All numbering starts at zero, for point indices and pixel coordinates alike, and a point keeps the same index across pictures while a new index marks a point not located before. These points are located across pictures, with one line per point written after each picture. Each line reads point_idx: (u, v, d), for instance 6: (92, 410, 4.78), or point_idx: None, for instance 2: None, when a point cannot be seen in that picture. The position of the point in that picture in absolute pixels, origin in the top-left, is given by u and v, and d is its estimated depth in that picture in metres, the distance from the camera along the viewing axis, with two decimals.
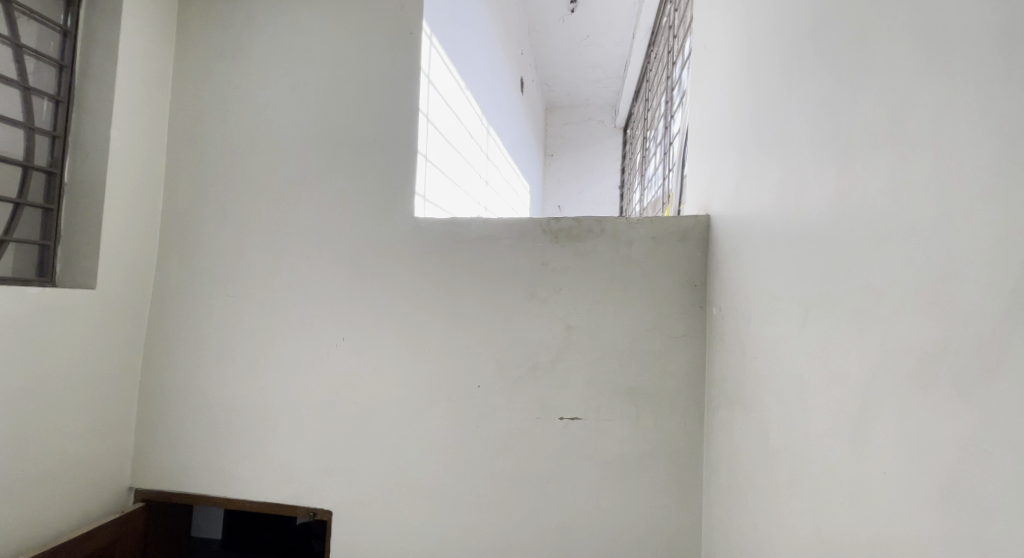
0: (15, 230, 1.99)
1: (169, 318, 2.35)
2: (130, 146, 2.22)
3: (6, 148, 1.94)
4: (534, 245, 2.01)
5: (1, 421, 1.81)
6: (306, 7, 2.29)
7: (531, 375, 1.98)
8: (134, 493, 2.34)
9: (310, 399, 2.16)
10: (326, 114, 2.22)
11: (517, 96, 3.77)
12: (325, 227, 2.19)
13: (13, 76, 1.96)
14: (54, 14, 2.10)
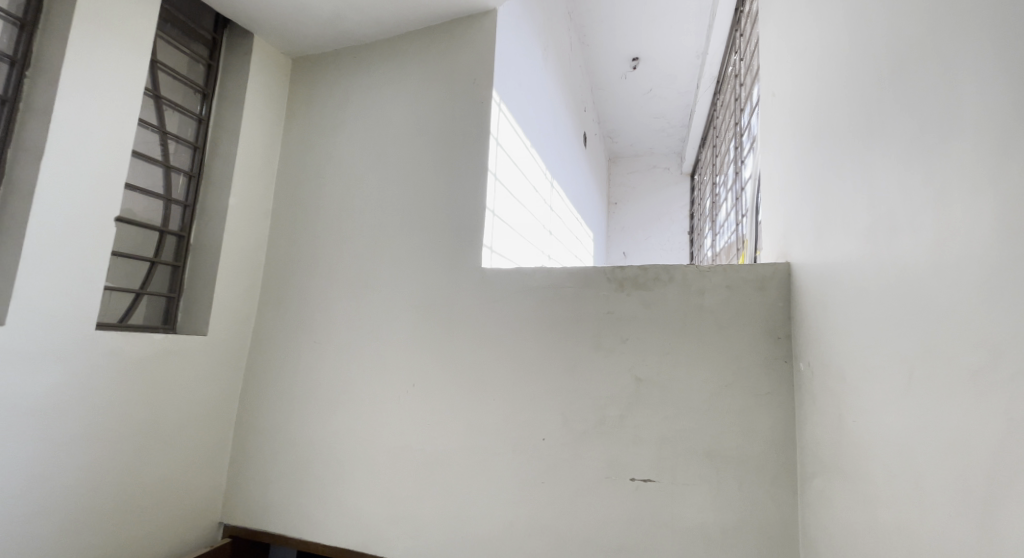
0: (149, 284, 2.26)
1: (259, 365, 2.48)
2: (244, 208, 2.46)
3: (146, 217, 2.24)
4: (598, 294, 1.98)
5: (115, 460, 1.98)
6: (386, 80, 2.49)
7: (601, 430, 1.90)
8: (224, 528, 2.39)
9: (381, 449, 2.18)
10: (401, 175, 2.36)
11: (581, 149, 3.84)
12: (399, 281, 2.28)
13: (157, 156, 2.28)
14: (193, 105, 2.44)
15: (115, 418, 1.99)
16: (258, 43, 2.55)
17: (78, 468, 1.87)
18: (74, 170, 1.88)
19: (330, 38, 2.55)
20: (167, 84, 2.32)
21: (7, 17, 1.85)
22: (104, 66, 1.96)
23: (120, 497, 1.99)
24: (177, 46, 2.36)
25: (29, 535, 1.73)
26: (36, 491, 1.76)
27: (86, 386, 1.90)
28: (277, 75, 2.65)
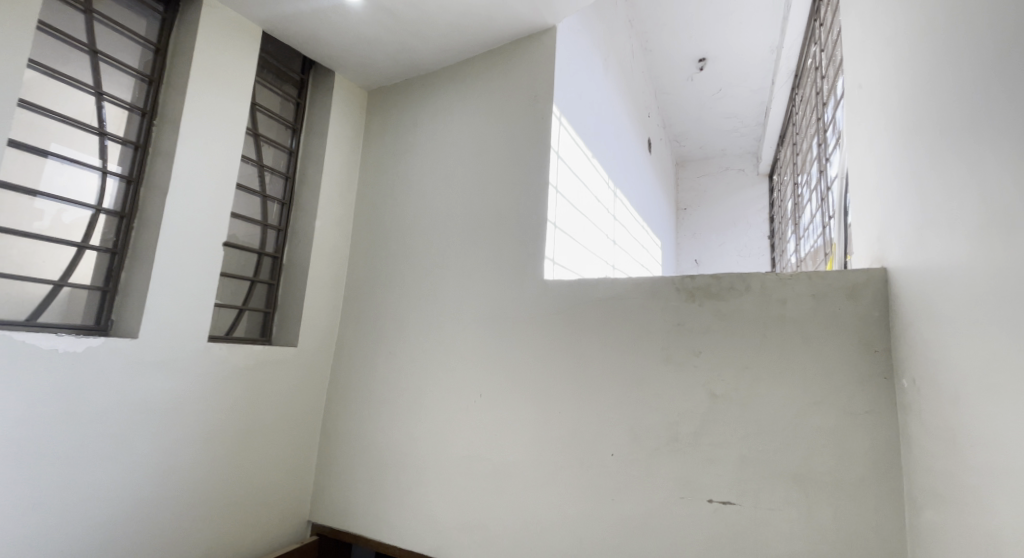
0: (249, 301, 2.41)
1: (341, 374, 2.55)
2: (329, 227, 2.57)
3: (245, 240, 2.40)
4: (667, 304, 1.89)
5: (219, 465, 2.10)
6: (450, 99, 2.53)
7: (671, 447, 1.80)
8: (312, 526, 2.44)
9: (451, 460, 2.17)
10: (465, 190, 2.39)
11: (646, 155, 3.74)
12: (467, 295, 2.29)
13: (255, 186, 2.45)
14: (284, 138, 2.60)
15: (217, 426, 2.11)
16: (339, 80, 2.67)
17: (187, 474, 2.00)
18: (187, 199, 2.04)
19: (402, 69, 2.62)
20: (265, 123, 2.51)
21: (136, 74, 2.06)
22: (210, 108, 2.12)
23: (221, 501, 2.09)
24: (269, 87, 2.52)
25: (148, 534, 1.88)
26: (153, 493, 1.91)
27: (194, 396, 2.04)
28: (354, 108, 2.76)
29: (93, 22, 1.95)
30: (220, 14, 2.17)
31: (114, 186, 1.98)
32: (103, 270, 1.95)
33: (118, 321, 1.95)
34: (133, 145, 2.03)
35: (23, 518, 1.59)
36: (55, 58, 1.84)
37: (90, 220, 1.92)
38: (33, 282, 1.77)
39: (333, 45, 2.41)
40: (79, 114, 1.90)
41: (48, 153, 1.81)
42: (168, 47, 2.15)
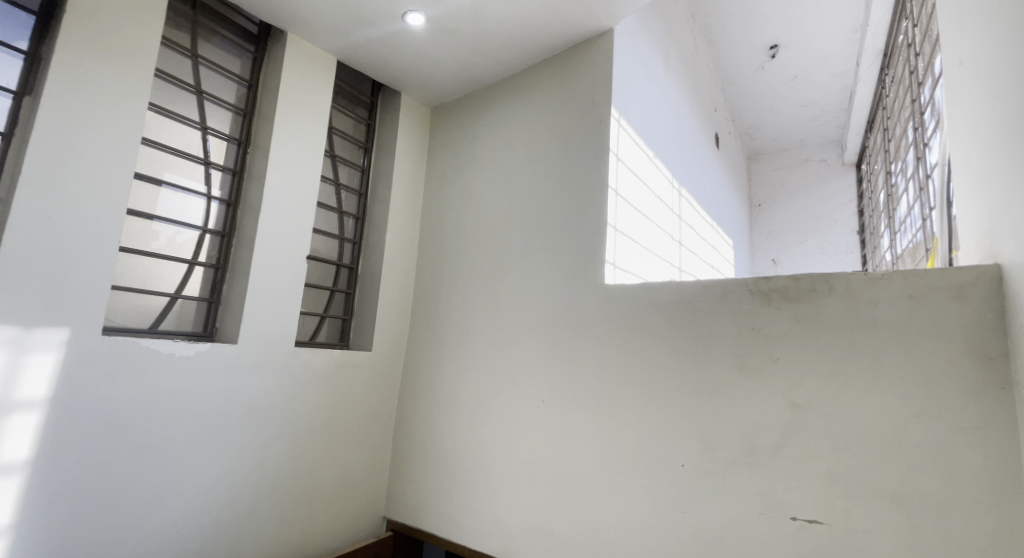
0: (330, 309, 2.50)
1: (412, 377, 2.57)
2: (397, 236, 2.64)
3: (324, 252, 2.50)
4: (740, 308, 1.78)
5: (303, 467, 2.16)
6: (508, 105, 2.53)
7: (747, 459, 1.68)
8: (387, 523, 2.46)
9: (518, 464, 2.14)
10: (524, 196, 2.37)
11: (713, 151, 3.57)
12: (529, 300, 2.26)
13: (332, 203, 2.54)
14: (357, 157, 2.69)
15: (301, 430, 2.17)
16: (405, 100, 2.74)
17: (275, 473, 2.08)
18: (277, 216, 2.08)
19: (464, 85, 2.62)
20: (341, 144, 2.61)
21: (233, 108, 2.13)
22: (297, 135, 2.17)
23: (303, 498, 2.15)
24: (343, 111, 2.61)
25: (241, 529, 1.97)
26: (246, 488, 1.99)
27: (281, 399, 2.11)
28: (418, 125, 2.80)
29: (199, 65, 2.05)
30: (303, 48, 2.22)
31: (216, 209, 2.07)
32: (208, 284, 2.05)
33: (223, 326, 2.03)
34: (232, 171, 2.12)
35: (140, 508, 1.74)
36: (167, 98, 1.96)
37: (197, 240, 2.02)
38: (154, 295, 1.89)
39: (402, 67, 2.43)
40: (186, 146, 2.00)
41: (163, 182, 1.92)
42: (260, 82, 2.21)
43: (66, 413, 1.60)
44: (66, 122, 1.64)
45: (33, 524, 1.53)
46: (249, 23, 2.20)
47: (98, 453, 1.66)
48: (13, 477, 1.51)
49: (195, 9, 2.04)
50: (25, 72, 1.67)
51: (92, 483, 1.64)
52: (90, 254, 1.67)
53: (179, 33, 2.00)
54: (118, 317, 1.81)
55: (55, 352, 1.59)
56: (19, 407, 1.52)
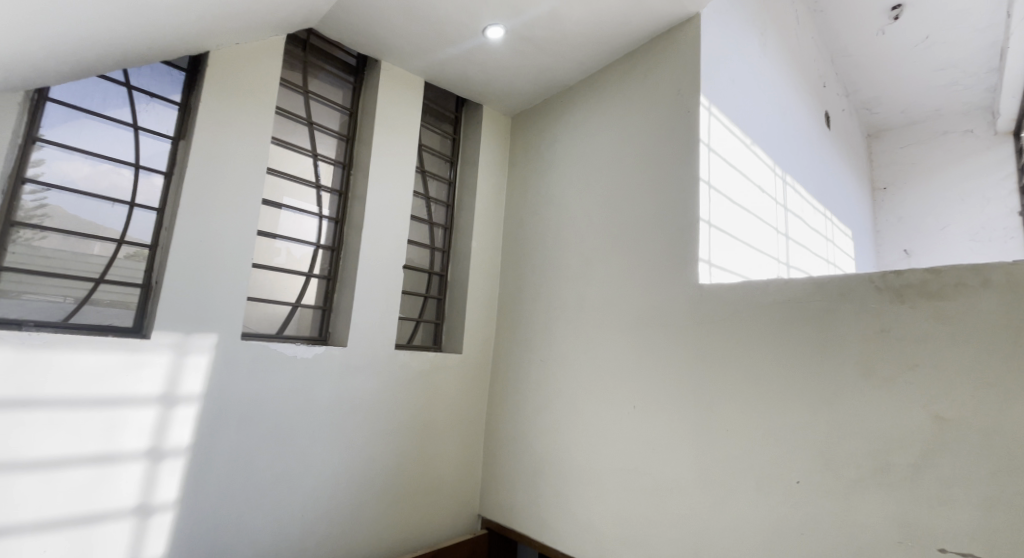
0: (424, 313, 2.63)
1: (500, 381, 2.61)
2: (483, 242, 2.71)
3: (417, 261, 2.63)
4: (864, 308, 1.58)
5: (408, 465, 2.28)
6: (590, 105, 2.48)
7: (877, 479, 1.49)
8: (482, 520, 2.52)
9: (609, 470, 2.09)
10: (609, 196, 2.30)
11: (824, 132, 3.21)
12: (617, 302, 2.20)
13: (424, 215, 2.67)
14: (444, 170, 2.80)
15: (403, 426, 2.28)
16: (485, 112, 2.81)
17: (382, 466, 2.19)
18: (376, 229, 2.23)
19: (544, 90, 2.63)
20: (429, 159, 2.74)
21: (337, 135, 2.29)
22: (390, 154, 2.30)
23: (406, 491, 2.26)
24: (430, 128, 2.74)
25: (360, 520, 2.11)
26: (362, 482, 2.13)
27: (385, 396, 2.22)
28: (498, 134, 2.85)
29: (309, 100, 2.22)
30: (393, 73, 2.36)
31: (326, 227, 2.23)
32: (321, 294, 2.20)
33: (335, 332, 2.17)
34: (338, 192, 2.27)
35: (275, 496, 1.90)
36: (284, 131, 2.14)
37: (311, 255, 2.18)
38: (278, 305, 2.07)
39: (486, 79, 2.49)
40: (300, 171, 2.17)
41: (283, 206, 2.11)
42: (360, 109, 2.35)
43: (215, 407, 1.79)
44: (208, 152, 1.82)
45: (191, 506, 1.72)
46: (347, 56, 2.37)
47: (240, 446, 1.84)
48: (178, 462, 1.71)
49: (305, 49, 2.21)
50: (178, 120, 1.86)
51: (236, 472, 1.82)
52: (232, 265, 1.85)
53: (292, 72, 2.18)
54: (251, 323, 2.01)
55: (207, 352, 1.78)
56: (181, 401, 1.72)
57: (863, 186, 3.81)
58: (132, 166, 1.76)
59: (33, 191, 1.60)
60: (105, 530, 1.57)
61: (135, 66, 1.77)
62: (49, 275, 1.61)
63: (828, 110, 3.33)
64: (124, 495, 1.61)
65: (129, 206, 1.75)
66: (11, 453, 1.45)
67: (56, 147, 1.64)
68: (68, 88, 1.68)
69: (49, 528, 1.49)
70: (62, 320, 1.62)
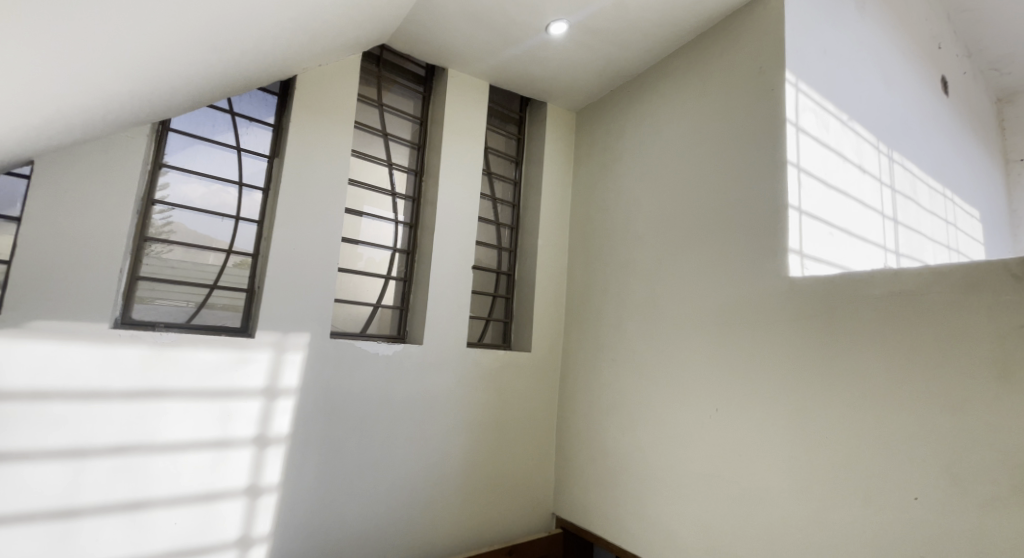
0: (493, 312, 2.68)
1: (571, 380, 2.59)
2: (551, 241, 2.70)
3: (486, 261, 2.67)
4: (994, 301, 1.36)
5: (483, 461, 2.34)
6: (662, 93, 2.37)
7: (1013, 499, 1.29)
8: (557, 519, 2.52)
9: (690, 475, 1.99)
10: (685, 187, 2.19)
11: (941, 101, 2.80)
12: (696, 299, 2.08)
13: (491, 216, 2.71)
14: (508, 171, 2.82)
15: (478, 423, 2.34)
16: (550, 109, 2.79)
17: (458, 461, 2.27)
18: (447, 231, 2.31)
19: (610, 82, 2.56)
20: (495, 161, 2.77)
21: (409, 144, 2.41)
22: (458, 159, 2.37)
23: (482, 484, 2.33)
24: (495, 130, 2.77)
25: (440, 511, 2.21)
26: (442, 474, 2.23)
27: (461, 393, 2.30)
28: (564, 130, 2.82)
29: (384, 112, 2.35)
30: (459, 79, 2.43)
31: (402, 232, 2.35)
32: (399, 295, 2.33)
33: (412, 331, 2.29)
34: (412, 198, 2.39)
35: (365, 484, 2.05)
36: (362, 143, 2.28)
37: (389, 258, 2.31)
38: (360, 305, 2.22)
39: (551, 77, 2.49)
40: (377, 180, 2.31)
41: (364, 213, 2.25)
42: (430, 117, 2.45)
43: (310, 400, 1.97)
44: (300, 168, 1.99)
45: (292, 489, 1.91)
46: (417, 67, 2.47)
47: (333, 436, 2.00)
48: (280, 448, 1.90)
49: (379, 64, 2.34)
50: (273, 140, 2.07)
51: (329, 460, 1.99)
52: (322, 270, 2.02)
53: (368, 87, 2.32)
54: (339, 323, 2.17)
55: (302, 349, 1.96)
56: (282, 393, 1.91)
57: (992, 159, 3.21)
58: (236, 184, 1.99)
59: (160, 211, 1.85)
60: (223, 507, 1.79)
61: (237, 95, 1.99)
62: (175, 283, 1.86)
63: (944, 75, 2.89)
64: (237, 477, 1.82)
65: (235, 220, 1.97)
66: (149, 436, 1.69)
67: (177, 171, 1.89)
68: (185, 119, 1.91)
69: (179, 503, 1.73)
70: (185, 322, 1.86)
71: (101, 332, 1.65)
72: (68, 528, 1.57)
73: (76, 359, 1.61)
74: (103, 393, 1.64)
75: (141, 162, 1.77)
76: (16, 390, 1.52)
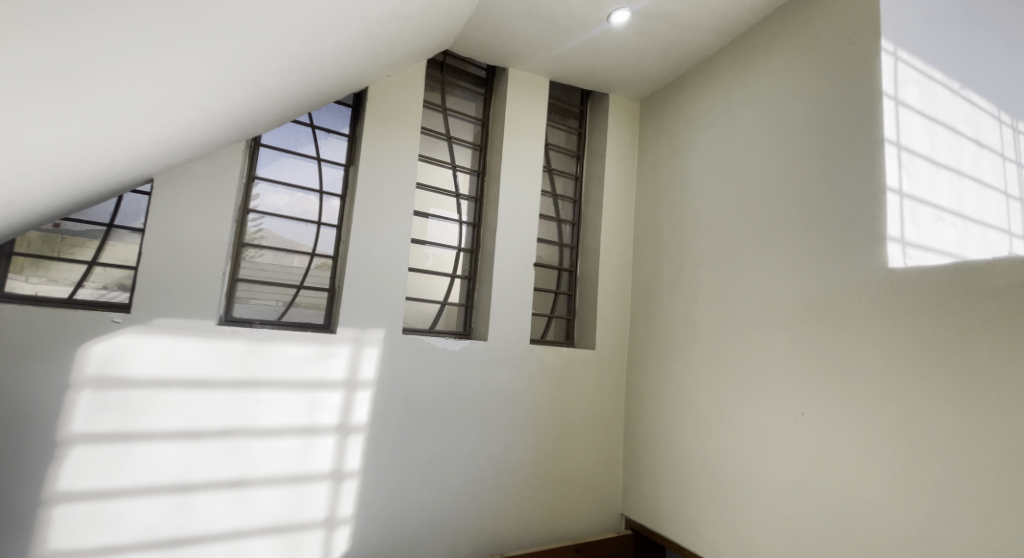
0: (555, 309, 2.66)
1: (638, 378, 2.52)
2: (616, 236, 2.64)
3: (547, 258, 2.66)
4: None
5: (550, 457, 2.36)
6: (735, 76, 2.23)
7: None
8: (626, 520, 2.47)
9: (772, 481, 1.86)
10: (763, 174, 2.05)
11: None
12: (777, 292, 1.94)
13: (552, 213, 2.69)
14: (569, 166, 2.79)
15: (543, 419, 2.36)
16: (613, 101, 2.73)
17: (525, 456, 2.31)
18: (510, 229, 2.34)
19: (677, 67, 2.46)
20: (556, 157, 2.75)
21: (472, 145, 2.47)
22: (520, 157, 2.39)
23: (549, 480, 2.35)
24: (556, 126, 2.74)
25: (509, 503, 2.26)
26: (510, 468, 2.27)
27: (527, 389, 2.34)
28: (629, 122, 2.75)
29: (448, 116, 2.42)
30: (520, 78, 2.46)
31: (466, 232, 2.42)
32: (464, 293, 2.40)
33: (477, 328, 2.35)
34: (474, 199, 2.44)
35: (438, 474, 2.14)
36: (427, 147, 2.37)
37: (454, 258, 2.39)
38: (428, 303, 2.31)
39: (615, 67, 2.43)
40: (441, 182, 2.39)
41: (429, 215, 2.34)
42: (492, 118, 2.50)
43: (387, 393, 2.09)
44: (374, 175, 2.12)
45: (372, 475, 2.04)
46: (479, 70, 2.52)
47: (408, 427, 2.11)
48: (360, 437, 2.03)
49: (442, 69, 2.41)
50: (348, 150, 2.22)
51: (404, 449, 2.10)
52: (394, 269, 2.13)
53: (434, 93, 2.40)
54: (409, 320, 2.27)
55: (378, 344, 2.08)
56: (361, 385, 2.05)
57: None
58: (317, 193, 2.16)
59: (253, 219, 2.04)
60: (312, 489, 1.95)
61: (317, 109, 2.15)
62: (267, 284, 2.05)
63: None
64: (323, 461, 1.98)
65: (317, 225, 2.15)
66: (249, 422, 1.89)
67: (267, 183, 2.08)
68: (273, 135, 2.10)
69: (275, 483, 1.91)
70: (276, 319, 2.05)
71: (209, 328, 1.86)
72: (186, 501, 1.79)
73: (188, 352, 1.83)
74: (210, 382, 1.85)
75: (239, 175, 1.97)
76: (144, 378, 1.76)
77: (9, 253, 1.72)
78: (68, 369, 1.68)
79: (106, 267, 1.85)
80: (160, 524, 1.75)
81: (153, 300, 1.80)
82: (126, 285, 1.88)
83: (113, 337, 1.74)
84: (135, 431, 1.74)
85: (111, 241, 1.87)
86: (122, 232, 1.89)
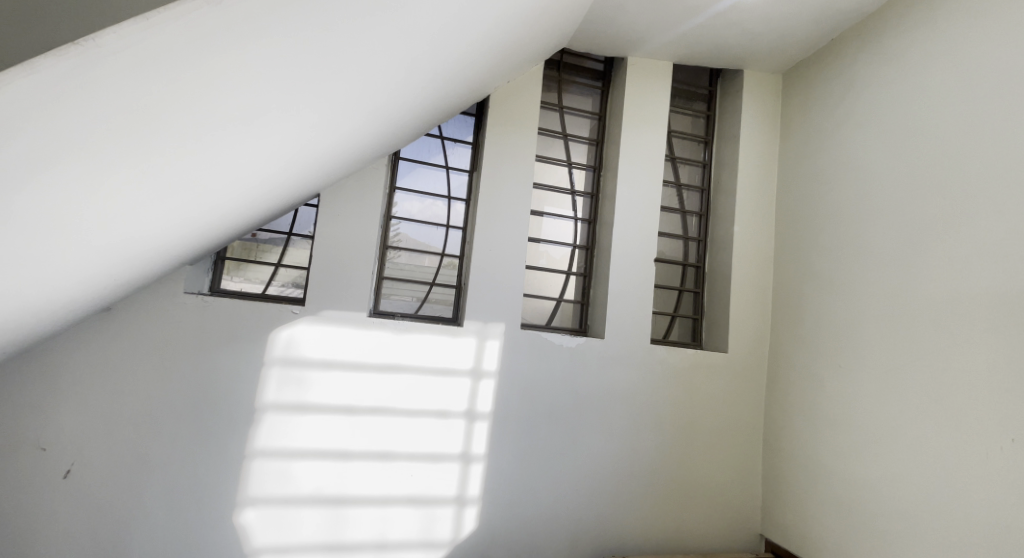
0: (680, 307, 2.51)
1: (781, 387, 2.27)
2: (752, 227, 2.39)
3: (671, 253, 2.52)
4: None
5: (674, 463, 2.27)
6: (906, 33, 1.87)
7: None
8: (766, 542, 2.28)
9: (959, 523, 1.53)
10: (945, 147, 1.68)
11: None
12: (969, 290, 1.57)
13: (675, 205, 2.54)
14: (697, 153, 2.60)
15: (667, 423, 2.28)
16: (749, 79, 2.48)
17: (648, 459, 2.26)
18: (629, 226, 2.28)
19: (827, 32, 2.14)
20: (681, 144, 2.58)
21: (588, 141, 2.47)
22: (639, 150, 2.32)
23: (675, 487, 2.26)
24: (681, 111, 2.57)
25: (632, 505, 2.23)
26: (632, 468, 2.24)
27: (649, 390, 2.28)
28: (768, 100, 2.47)
29: (564, 114, 2.45)
30: (640, 67, 2.37)
31: (581, 228, 2.43)
32: (579, 290, 2.41)
33: (593, 325, 2.34)
34: (591, 195, 2.44)
35: (560, 467, 2.20)
36: (544, 147, 2.43)
37: (570, 255, 2.41)
38: (544, 300, 2.37)
39: (750, 41, 2.21)
40: (557, 181, 2.42)
41: (545, 213, 2.39)
42: (609, 111, 2.46)
43: (509, 384, 2.20)
44: (495, 179, 2.24)
45: (496, 461, 2.17)
46: (596, 64, 2.50)
47: (531, 419, 2.20)
48: (485, 424, 2.17)
49: (559, 68, 2.44)
50: (472, 156, 2.39)
51: (527, 440, 2.19)
52: (513, 268, 2.23)
53: (550, 92, 2.45)
54: (528, 315, 2.35)
55: (500, 338, 2.20)
56: (485, 375, 2.18)
57: None
58: (445, 198, 2.36)
59: (392, 224, 2.30)
60: (445, 467, 2.14)
61: (444, 121, 2.34)
62: (403, 281, 2.29)
63: None
64: (454, 444, 2.15)
65: (446, 228, 2.35)
66: (392, 402, 2.13)
67: (402, 191, 2.33)
68: (409, 148, 2.34)
69: (415, 458, 2.13)
70: (413, 312, 2.29)
71: (361, 320, 2.14)
72: (345, 466, 2.08)
73: (344, 338, 2.12)
74: (361, 365, 2.12)
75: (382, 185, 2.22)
76: (312, 359, 2.09)
77: (221, 257, 2.20)
78: (259, 350, 2.06)
79: (287, 268, 2.26)
80: (326, 483, 2.06)
81: (321, 295, 2.13)
82: (299, 283, 2.27)
83: (293, 324, 2.10)
84: (307, 403, 2.07)
85: (290, 247, 2.28)
86: (298, 239, 2.29)
